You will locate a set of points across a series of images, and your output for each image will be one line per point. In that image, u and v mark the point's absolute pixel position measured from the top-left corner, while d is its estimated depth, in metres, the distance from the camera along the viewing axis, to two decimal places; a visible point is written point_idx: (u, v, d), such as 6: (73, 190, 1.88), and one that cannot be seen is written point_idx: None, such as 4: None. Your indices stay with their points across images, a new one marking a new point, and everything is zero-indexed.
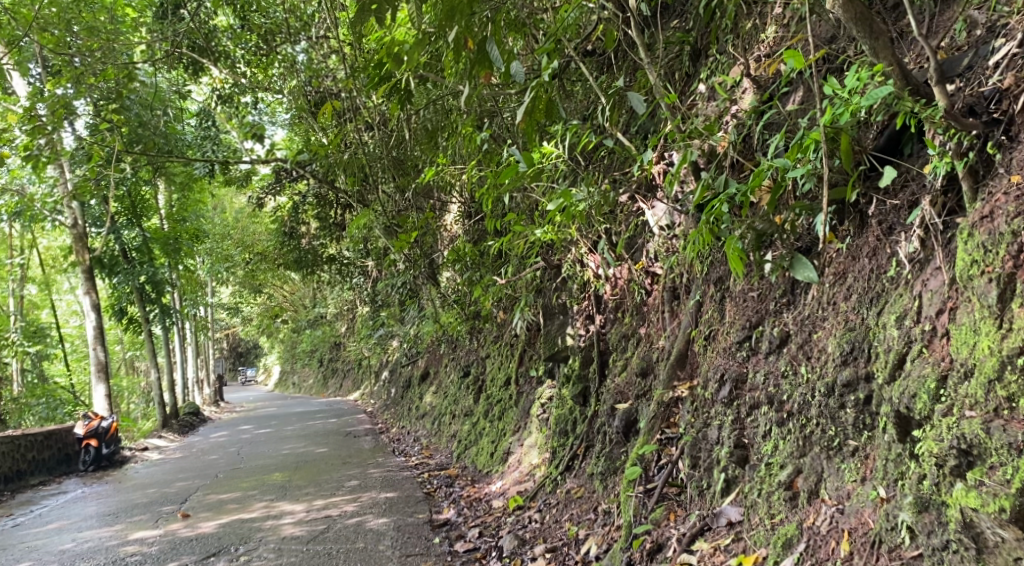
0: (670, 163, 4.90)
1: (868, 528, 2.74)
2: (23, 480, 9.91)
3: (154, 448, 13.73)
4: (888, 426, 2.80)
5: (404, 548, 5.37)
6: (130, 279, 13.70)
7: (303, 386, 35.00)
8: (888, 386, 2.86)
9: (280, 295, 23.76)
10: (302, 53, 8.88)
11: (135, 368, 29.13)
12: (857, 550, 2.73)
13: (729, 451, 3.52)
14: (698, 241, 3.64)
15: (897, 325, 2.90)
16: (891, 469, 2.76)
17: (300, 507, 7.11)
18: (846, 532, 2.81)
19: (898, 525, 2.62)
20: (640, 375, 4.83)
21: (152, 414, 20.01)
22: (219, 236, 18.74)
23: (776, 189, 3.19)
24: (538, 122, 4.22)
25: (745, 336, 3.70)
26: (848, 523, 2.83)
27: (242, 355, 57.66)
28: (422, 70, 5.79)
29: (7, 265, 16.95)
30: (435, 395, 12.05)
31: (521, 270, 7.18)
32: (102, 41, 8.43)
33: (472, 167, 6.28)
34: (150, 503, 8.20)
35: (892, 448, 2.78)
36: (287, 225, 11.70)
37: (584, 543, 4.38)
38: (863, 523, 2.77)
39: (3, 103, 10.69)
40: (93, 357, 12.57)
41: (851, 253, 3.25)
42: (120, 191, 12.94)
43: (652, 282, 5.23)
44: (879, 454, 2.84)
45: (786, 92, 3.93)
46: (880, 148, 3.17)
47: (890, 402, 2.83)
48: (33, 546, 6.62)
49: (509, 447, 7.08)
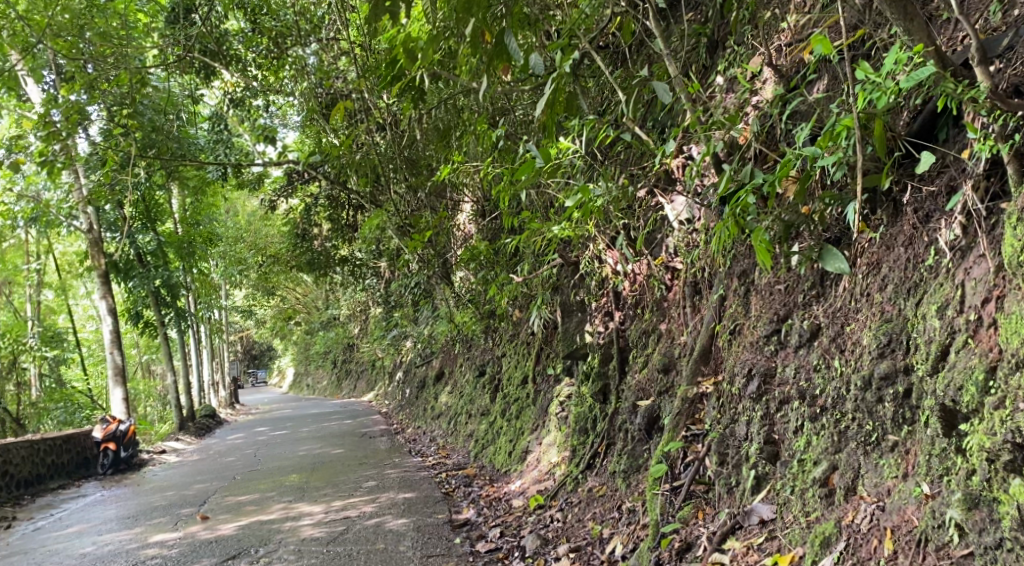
0: (690, 156, 4.83)
1: (913, 526, 2.66)
2: (43, 484, 9.94)
3: (171, 451, 13.77)
4: (932, 420, 2.72)
5: (425, 549, 5.31)
6: (145, 283, 13.73)
7: (316, 388, 35.10)
8: (930, 379, 2.78)
9: (293, 297, 23.82)
10: (313, 54, 8.84)
11: (151, 371, 29.31)
12: (902, 549, 2.65)
13: (760, 447, 3.45)
14: (724, 234, 3.56)
15: (938, 315, 2.81)
16: (936, 465, 2.68)
17: (319, 508, 7.08)
18: (889, 531, 2.73)
19: (946, 523, 2.54)
20: (663, 371, 4.76)
21: (169, 418, 20.11)
22: (233, 239, 18.79)
23: (806, 179, 3.11)
24: (558, 115, 4.08)
25: (773, 330, 3.63)
26: (891, 521, 2.75)
27: (256, 358, 57.98)
28: (436, 68, 5.74)
29: (23, 270, 17.06)
30: (450, 395, 12.02)
31: (536, 267, 7.12)
32: (115, 46, 8.43)
33: (487, 164, 6.22)
34: (169, 505, 8.20)
35: (936, 443, 2.70)
36: (300, 227, 11.70)
37: (609, 543, 4.31)
38: (906, 521, 2.69)
39: (18, 109, 10.74)
40: (110, 361, 12.60)
41: (885, 243, 3.17)
42: (134, 196, 12.99)
43: (672, 278, 5.17)
44: (922, 449, 2.76)
45: (810, 80, 3.86)
46: (914, 133, 3.09)
47: (934, 395, 2.74)
48: (53, 550, 6.62)
49: (527, 446, 7.02)
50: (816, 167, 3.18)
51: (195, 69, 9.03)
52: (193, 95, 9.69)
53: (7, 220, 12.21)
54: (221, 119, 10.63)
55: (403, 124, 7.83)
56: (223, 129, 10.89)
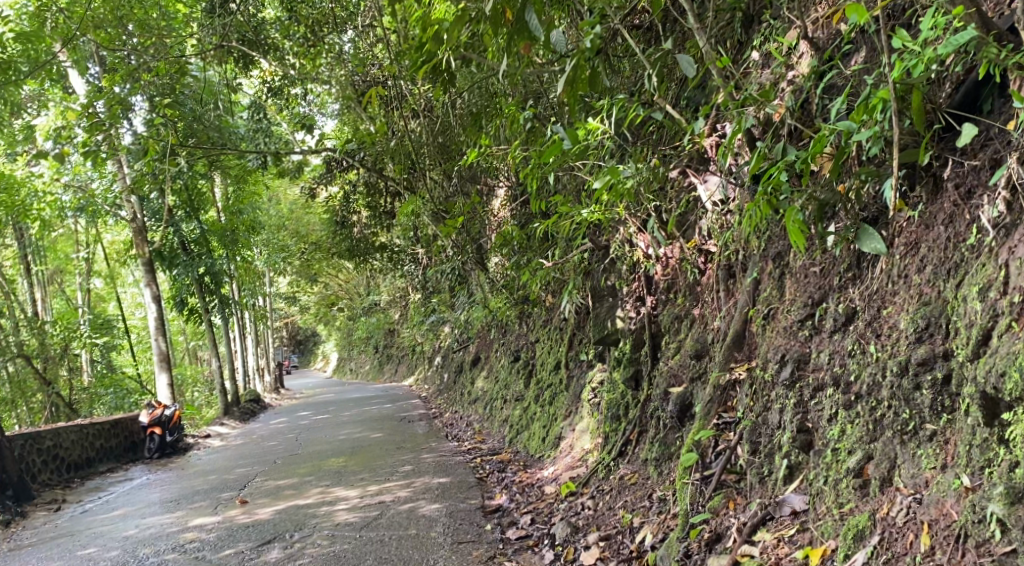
0: (724, 135, 4.66)
1: (950, 520, 2.53)
2: (92, 467, 10.23)
3: (216, 435, 14.07)
4: (973, 409, 2.58)
5: (456, 535, 5.29)
6: (189, 271, 13.92)
7: (359, 372, 35.57)
8: (971, 364, 2.64)
9: (335, 283, 24.07)
10: (348, 42, 8.82)
11: (198, 355, 29.97)
12: (939, 544, 2.53)
13: (793, 436, 3.33)
14: (755, 214, 3.43)
15: (979, 298, 2.67)
16: (976, 456, 2.54)
17: (354, 493, 7.13)
18: (925, 524, 2.60)
19: (987, 517, 2.41)
20: (695, 357, 4.64)
21: (215, 403, 20.53)
22: (275, 227, 19.02)
23: (840, 155, 2.97)
24: (580, 93, 3.94)
25: (807, 314, 3.50)
26: (927, 515, 2.62)
27: (300, 344, 58.97)
28: (464, 50, 5.65)
29: (74, 259, 17.53)
30: (487, 379, 12.02)
31: (568, 252, 7.03)
32: (156, 38, 8.52)
33: (517, 147, 6.12)
34: (211, 489, 8.35)
35: (977, 432, 2.56)
36: (339, 215, 11.59)
37: (639, 532, 4.22)
38: (944, 515, 2.56)
39: (65, 101, 10.94)
40: (155, 348, 12.85)
41: (924, 221, 3.01)
42: (178, 184, 13.19)
43: (706, 261, 5.03)
44: (961, 439, 2.62)
45: (847, 52, 3.68)
46: (956, 104, 2.92)
47: (975, 381, 2.61)
48: (98, 533, 6.77)
49: (561, 431, 6.96)
50: (850, 142, 3.03)
51: (234, 60, 8.99)
52: (232, 85, 9.76)
53: (56, 210, 12.53)
54: (261, 108, 10.67)
55: (437, 108, 7.76)
56: (262, 118, 10.93)
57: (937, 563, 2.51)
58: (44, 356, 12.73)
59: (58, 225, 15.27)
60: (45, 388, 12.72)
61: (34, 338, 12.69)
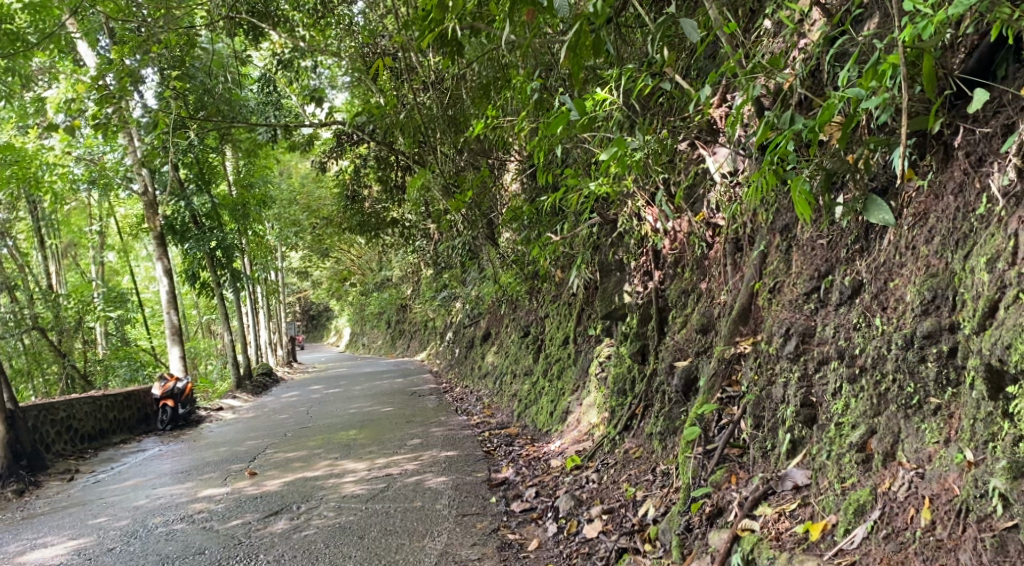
0: (733, 106, 4.58)
1: (953, 495, 2.50)
2: (106, 438, 10.34)
3: (228, 408, 14.19)
4: (977, 382, 2.54)
5: (461, 508, 5.31)
6: (201, 245, 13.79)
7: (372, 347, 35.73)
8: (977, 337, 2.60)
9: (347, 259, 24.09)
10: (359, 14, 8.66)
11: (212, 330, 30.15)
12: (940, 519, 2.50)
13: (796, 410, 3.29)
14: (761, 185, 3.37)
15: (987, 269, 2.60)
16: (980, 430, 2.50)
17: (362, 466, 7.17)
18: (927, 499, 2.57)
19: (990, 492, 2.38)
20: (701, 331, 4.60)
21: (228, 376, 20.67)
22: (287, 201, 18.95)
23: (848, 123, 2.89)
24: (584, 59, 3.86)
25: (813, 287, 3.44)
26: (929, 489, 2.59)
27: (313, 319, 59.47)
28: (472, 20, 5.56)
29: (88, 233, 17.60)
30: (497, 354, 12.01)
31: (577, 226, 6.99)
32: (166, 9, 8.44)
33: (524, 119, 6.06)
34: (221, 461, 8.43)
35: (981, 406, 2.51)
36: (350, 189, 11.52)
37: (641, 506, 4.19)
38: (946, 489, 2.53)
39: (76, 74, 10.88)
40: (168, 321, 12.91)
41: (933, 191, 2.94)
42: (188, 157, 13.15)
43: (713, 235, 4.96)
44: (965, 413, 2.58)
45: (860, 18, 3.57)
46: (969, 70, 2.83)
47: (980, 354, 2.56)
48: (109, 502, 6.85)
49: (568, 406, 6.95)
50: (859, 109, 2.96)
51: (244, 32, 8.90)
52: (242, 58, 9.67)
53: (68, 182, 12.57)
54: (271, 81, 10.56)
55: (447, 81, 7.65)
56: (272, 91, 10.83)
57: (938, 537, 2.48)
58: (59, 329, 12.85)
59: (71, 199, 15.31)
60: (60, 359, 12.85)
61: (49, 311, 12.78)
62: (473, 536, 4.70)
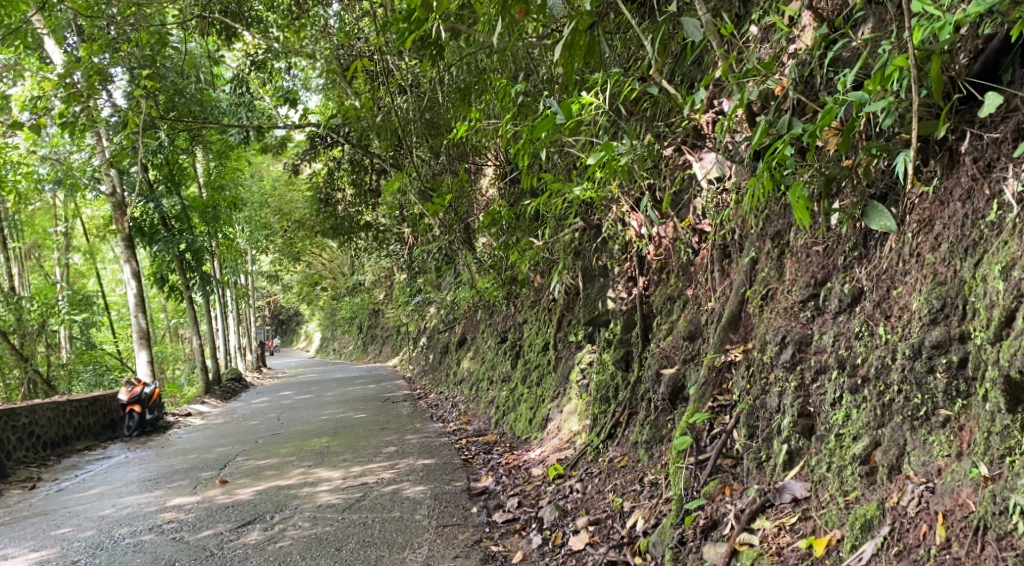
0: (721, 111, 4.52)
1: (968, 511, 2.45)
2: (70, 445, 10.04)
3: (197, 414, 13.89)
4: (994, 395, 2.49)
5: (441, 518, 5.17)
6: (170, 247, 13.49)
7: (343, 352, 35.38)
8: (991, 347, 2.55)
9: (319, 263, 23.78)
10: (334, 15, 8.45)
11: (179, 334, 29.64)
12: (955, 536, 2.45)
13: (794, 420, 3.23)
14: (757, 190, 3.31)
15: (1002, 277, 2.55)
16: (995, 444, 2.46)
17: (337, 474, 7.01)
18: (940, 515, 2.52)
19: (1010, 509, 2.33)
20: (688, 338, 4.53)
21: (196, 380, 20.29)
22: (257, 203, 18.64)
23: (850, 128, 2.85)
24: (578, 58, 3.81)
25: (810, 294, 3.39)
26: (942, 504, 2.54)
27: (283, 324, 58.81)
28: (454, 22, 5.47)
29: (52, 234, 17.16)
30: (473, 360, 11.89)
31: (558, 231, 6.91)
32: (136, 6, 8.21)
33: (507, 122, 5.96)
34: (190, 468, 8.20)
35: (997, 420, 2.47)
36: (323, 192, 11.34)
37: (630, 517, 4.11)
38: (961, 505, 2.48)
39: (41, 71, 10.57)
40: (135, 325, 12.60)
41: (938, 197, 2.90)
42: (157, 157, 12.87)
43: (700, 241, 4.89)
44: (979, 426, 2.54)
45: (854, 24, 3.54)
46: (975, 73, 2.79)
47: (997, 365, 2.52)
48: (73, 512, 6.60)
49: (548, 413, 6.86)
50: (861, 114, 2.91)
51: (216, 32, 8.71)
52: (214, 58, 9.47)
53: (33, 182, 12.23)
54: (243, 81, 10.36)
55: (425, 83, 7.53)
56: (244, 92, 10.60)
57: (954, 556, 2.42)
58: (22, 332, 12.47)
59: (35, 199, 14.91)
60: (23, 364, 12.46)
61: (10, 314, 12.39)
62: (456, 548, 4.57)
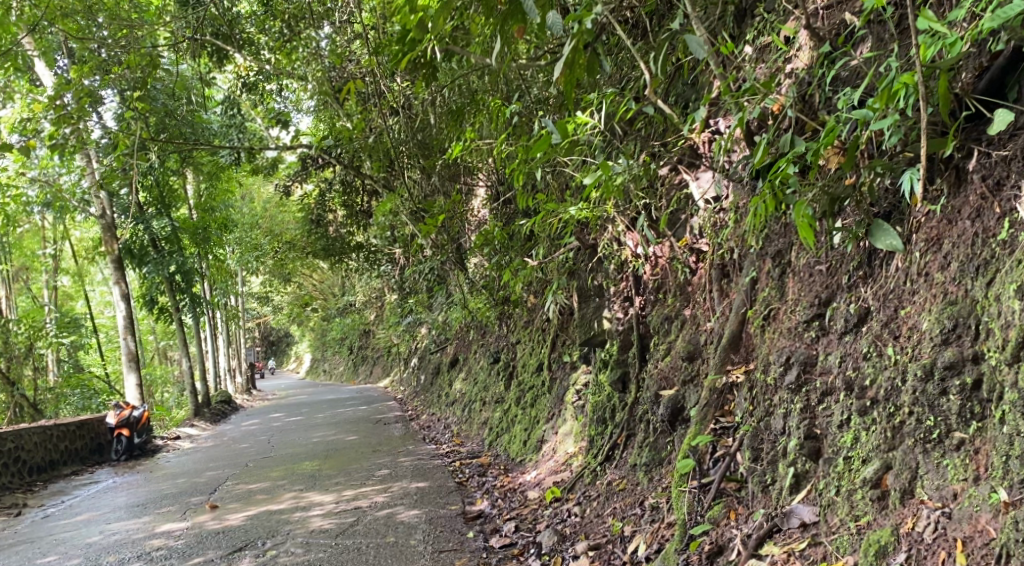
0: (718, 131, 4.52)
1: (989, 538, 2.42)
2: (56, 470, 9.85)
3: (186, 437, 13.70)
4: (1012, 418, 2.45)
5: (436, 543, 5.08)
6: (159, 269, 13.39)
7: (333, 374, 35.15)
8: (1005, 369, 2.52)
9: (310, 283, 23.67)
10: (326, 37, 8.34)
11: (167, 356, 29.40)
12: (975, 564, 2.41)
13: (800, 443, 3.19)
14: (759, 209, 3.29)
15: (1017, 297, 2.52)
16: (1014, 468, 2.42)
17: (329, 498, 6.88)
18: (959, 542, 2.49)
19: None
20: (687, 359, 4.48)
21: (184, 403, 20.06)
22: (248, 225, 18.54)
23: (855, 145, 2.83)
24: (578, 77, 3.70)
25: (814, 314, 3.35)
26: (960, 531, 2.50)
27: (273, 346, 58.51)
28: (449, 42, 5.47)
29: (41, 256, 17.00)
30: (465, 381, 11.80)
31: (551, 251, 6.85)
32: (127, 30, 8.19)
33: (501, 142, 5.94)
34: (179, 493, 8.06)
35: (1015, 443, 2.43)
36: (315, 213, 11.31)
37: (631, 542, 4.05)
38: (981, 531, 2.45)
39: (31, 92, 10.50)
40: (124, 347, 12.44)
41: (946, 216, 2.87)
42: (147, 178, 12.80)
43: (697, 260, 4.85)
44: (995, 449, 2.50)
45: (853, 45, 3.54)
46: (982, 90, 2.78)
47: (1015, 387, 2.47)
48: (59, 539, 6.45)
49: (543, 435, 6.79)
50: (866, 132, 2.90)
51: (209, 55, 8.69)
52: (205, 80, 9.44)
53: (21, 205, 12.12)
54: (234, 103, 10.32)
55: (417, 105, 7.52)
56: (236, 114, 10.56)
57: None
58: (9, 355, 12.29)
59: (24, 221, 14.78)
60: (9, 388, 12.27)
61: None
62: None
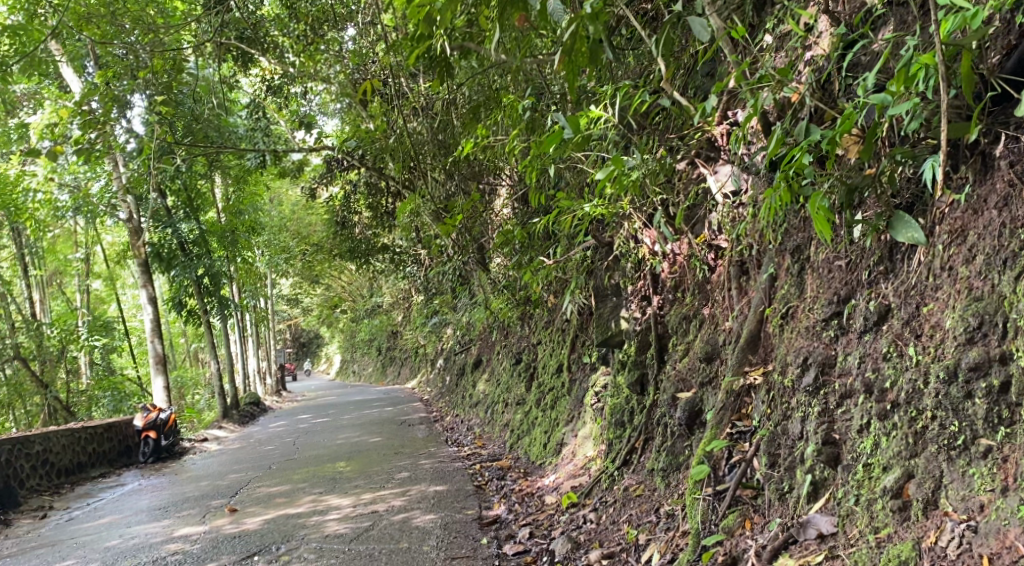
0: (735, 122, 4.37)
1: (1017, 555, 2.25)
2: (84, 472, 9.93)
3: (213, 439, 13.77)
4: None
5: (450, 550, 4.98)
6: (187, 272, 13.46)
7: (363, 375, 35.30)
8: None
9: (338, 285, 23.69)
10: (349, 39, 8.28)
11: (200, 358, 29.70)
12: None
13: (817, 449, 3.03)
14: (774, 201, 3.15)
15: None
16: None
17: (347, 502, 6.82)
18: (986, 558, 2.32)
19: None
20: (704, 359, 4.33)
21: (215, 405, 20.22)
22: (276, 228, 18.57)
23: (872, 132, 2.69)
24: (580, 69, 3.32)
25: (833, 312, 3.19)
26: (987, 547, 2.34)
27: (304, 347, 59.00)
28: (465, 38, 5.33)
29: (74, 260, 17.21)
30: (488, 383, 11.67)
31: (569, 250, 6.72)
32: (152, 35, 8.17)
33: (516, 139, 5.80)
34: (201, 496, 8.05)
35: None
36: (340, 215, 11.25)
37: (645, 550, 3.90)
38: (1008, 547, 2.27)
39: (60, 99, 10.57)
40: (152, 350, 12.53)
41: (971, 206, 2.70)
42: (174, 182, 12.84)
43: (715, 258, 4.70)
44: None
45: (876, 30, 3.36)
46: (1009, 70, 2.61)
47: None
48: (80, 543, 6.46)
49: (563, 438, 6.64)
50: (884, 118, 2.75)
51: (233, 58, 8.65)
52: (230, 83, 9.42)
53: (53, 210, 12.24)
54: (260, 106, 10.28)
55: (437, 103, 7.40)
56: (261, 117, 10.52)
57: None
58: (41, 358, 12.46)
59: (58, 226, 14.94)
60: (43, 391, 12.46)
61: (31, 340, 12.39)
62: None
